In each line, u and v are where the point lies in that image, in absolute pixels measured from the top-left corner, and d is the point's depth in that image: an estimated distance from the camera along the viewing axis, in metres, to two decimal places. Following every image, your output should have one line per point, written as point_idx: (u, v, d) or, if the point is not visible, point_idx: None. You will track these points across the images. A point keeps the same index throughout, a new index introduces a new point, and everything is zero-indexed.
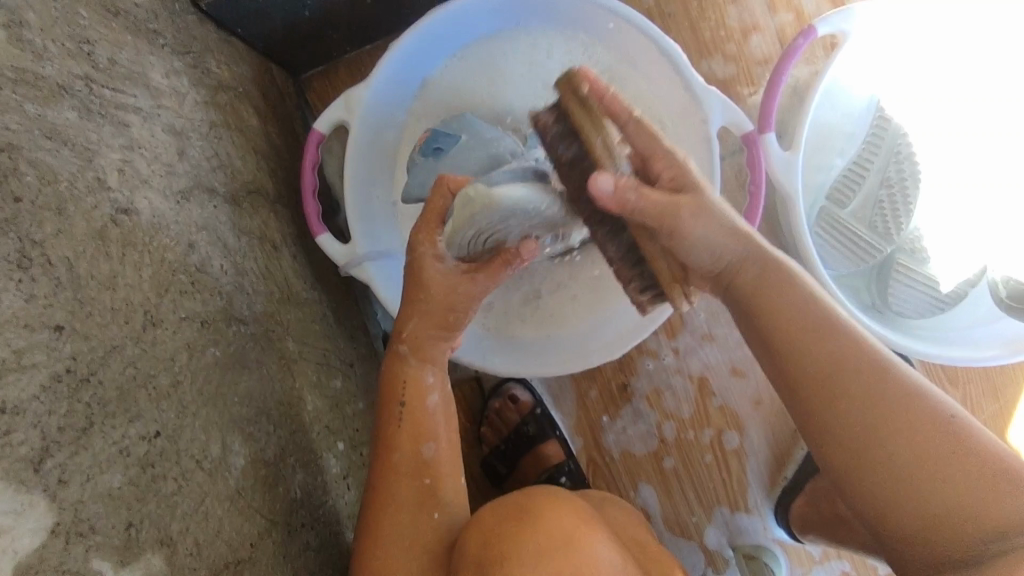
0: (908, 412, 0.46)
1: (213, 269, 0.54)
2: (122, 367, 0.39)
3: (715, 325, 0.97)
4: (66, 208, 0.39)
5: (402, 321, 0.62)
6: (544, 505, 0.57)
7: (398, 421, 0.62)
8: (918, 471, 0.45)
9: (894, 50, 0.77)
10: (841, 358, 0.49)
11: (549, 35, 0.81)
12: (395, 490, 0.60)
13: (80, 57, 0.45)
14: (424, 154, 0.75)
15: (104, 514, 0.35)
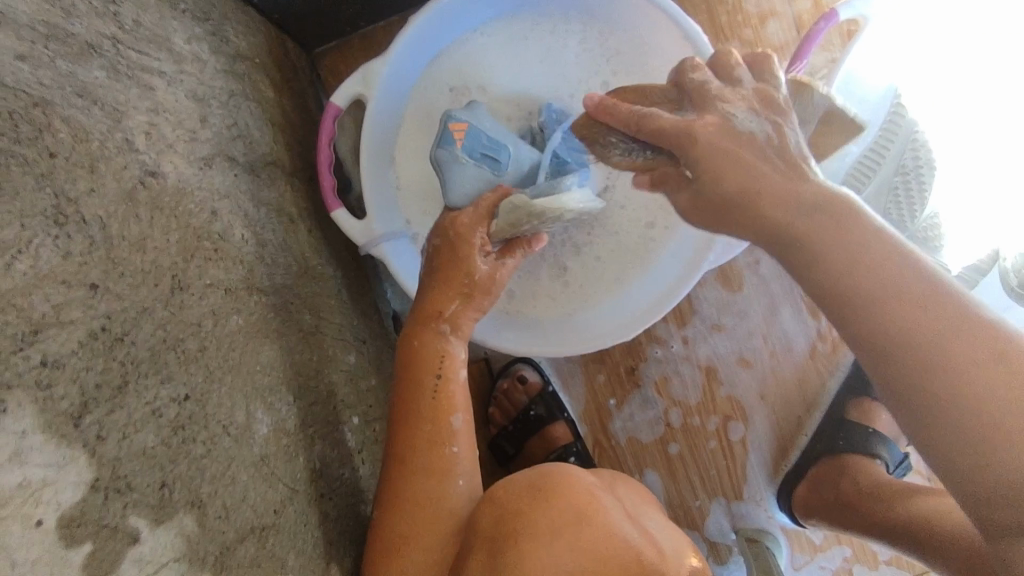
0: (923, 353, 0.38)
1: (235, 238, 0.54)
2: (153, 329, 0.39)
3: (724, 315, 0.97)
4: (98, 167, 0.38)
5: (444, 302, 0.65)
6: (563, 482, 0.57)
7: (432, 392, 0.62)
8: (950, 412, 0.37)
9: (914, 37, 0.76)
10: (850, 261, 0.41)
11: (569, 14, 0.80)
12: (421, 460, 0.60)
13: (108, 17, 0.44)
14: (473, 157, 0.68)
15: (140, 473, 0.35)
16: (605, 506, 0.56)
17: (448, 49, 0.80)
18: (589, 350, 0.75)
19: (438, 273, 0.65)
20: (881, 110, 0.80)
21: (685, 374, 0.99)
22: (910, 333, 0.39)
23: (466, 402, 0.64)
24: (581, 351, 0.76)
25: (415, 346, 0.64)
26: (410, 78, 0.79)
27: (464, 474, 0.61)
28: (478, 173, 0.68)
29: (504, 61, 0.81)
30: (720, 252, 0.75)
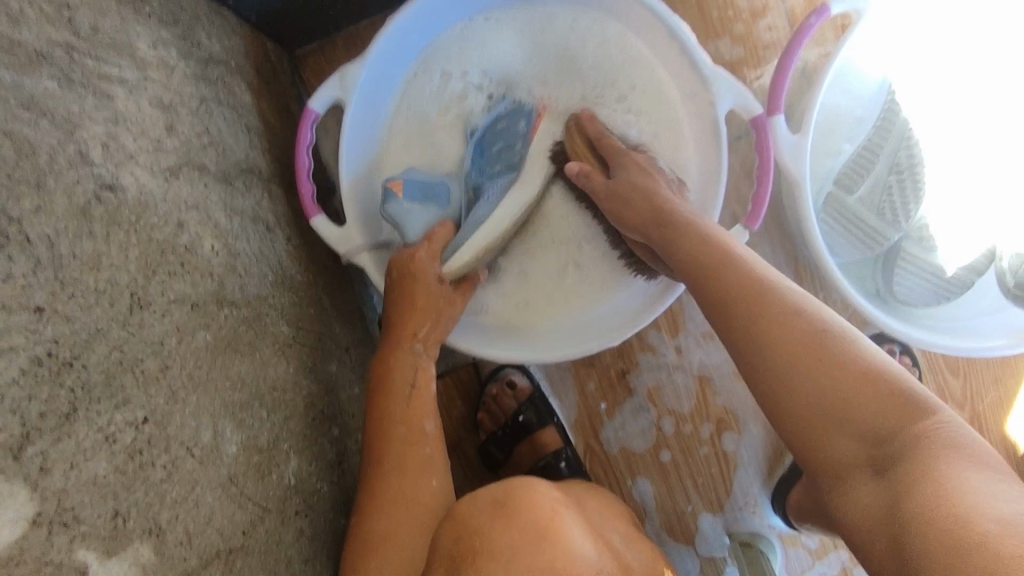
0: (806, 360, 0.48)
1: (204, 250, 0.52)
2: (107, 352, 0.38)
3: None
4: (46, 183, 0.37)
5: (416, 324, 0.68)
6: (525, 497, 0.55)
7: (405, 397, 0.65)
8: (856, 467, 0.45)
9: (909, 24, 0.74)
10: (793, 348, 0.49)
11: (553, 13, 0.78)
12: (396, 460, 0.62)
13: (61, 24, 0.43)
14: (415, 200, 0.73)
15: (89, 504, 0.33)
16: (566, 523, 0.54)
17: (430, 48, 0.78)
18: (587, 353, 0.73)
19: (401, 302, 0.68)
20: (875, 104, 0.77)
21: (677, 381, 0.98)
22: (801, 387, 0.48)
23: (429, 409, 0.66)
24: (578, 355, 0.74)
25: (388, 362, 0.67)
26: (391, 79, 0.77)
27: (439, 475, 0.63)
28: (426, 213, 0.73)
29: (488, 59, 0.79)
30: None
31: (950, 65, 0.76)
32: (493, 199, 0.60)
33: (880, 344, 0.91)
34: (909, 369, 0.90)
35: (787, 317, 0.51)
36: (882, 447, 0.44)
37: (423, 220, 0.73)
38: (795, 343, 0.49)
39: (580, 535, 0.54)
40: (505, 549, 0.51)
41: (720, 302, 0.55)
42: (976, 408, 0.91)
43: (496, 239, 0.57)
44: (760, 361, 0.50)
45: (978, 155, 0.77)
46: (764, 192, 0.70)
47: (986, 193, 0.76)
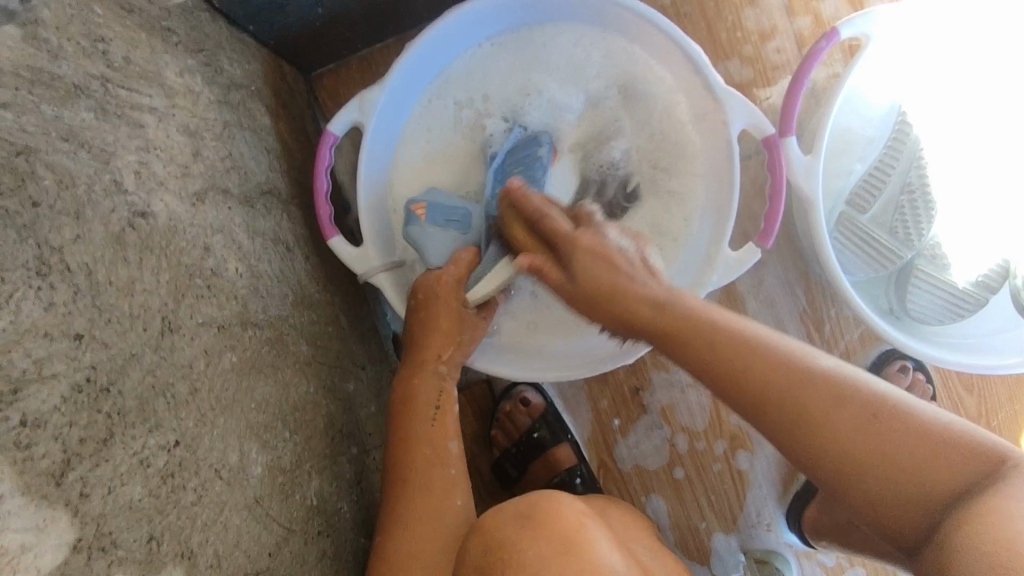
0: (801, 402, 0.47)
1: (228, 273, 0.53)
2: (141, 376, 0.38)
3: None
4: (84, 213, 0.38)
5: (439, 346, 0.67)
6: (552, 512, 0.55)
7: (429, 419, 0.65)
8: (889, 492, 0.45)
9: (918, 45, 0.75)
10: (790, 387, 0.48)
11: (566, 35, 0.80)
12: (419, 479, 0.62)
13: (96, 56, 0.44)
14: (436, 223, 0.74)
15: (124, 528, 0.34)
16: (594, 541, 0.54)
17: (443, 71, 0.80)
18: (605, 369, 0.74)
19: (423, 322, 0.67)
20: (886, 123, 0.77)
21: (690, 399, 0.98)
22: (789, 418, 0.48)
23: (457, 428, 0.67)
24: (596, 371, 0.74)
25: (409, 383, 0.67)
26: (405, 102, 0.78)
27: (462, 494, 0.63)
28: (449, 237, 0.75)
29: (500, 80, 0.80)
30: (721, 274, 0.73)
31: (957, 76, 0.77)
32: (509, 196, 0.62)
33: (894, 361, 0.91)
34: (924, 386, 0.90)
35: (736, 356, 0.50)
36: (916, 475, 0.44)
37: (447, 244, 0.74)
38: (787, 387, 0.48)
39: (608, 549, 0.54)
40: (533, 564, 0.50)
41: (680, 348, 0.52)
42: (992, 425, 0.91)
43: (520, 229, 0.61)
44: (763, 398, 0.49)
45: (991, 172, 0.77)
46: (778, 212, 0.71)
47: (996, 206, 0.76)
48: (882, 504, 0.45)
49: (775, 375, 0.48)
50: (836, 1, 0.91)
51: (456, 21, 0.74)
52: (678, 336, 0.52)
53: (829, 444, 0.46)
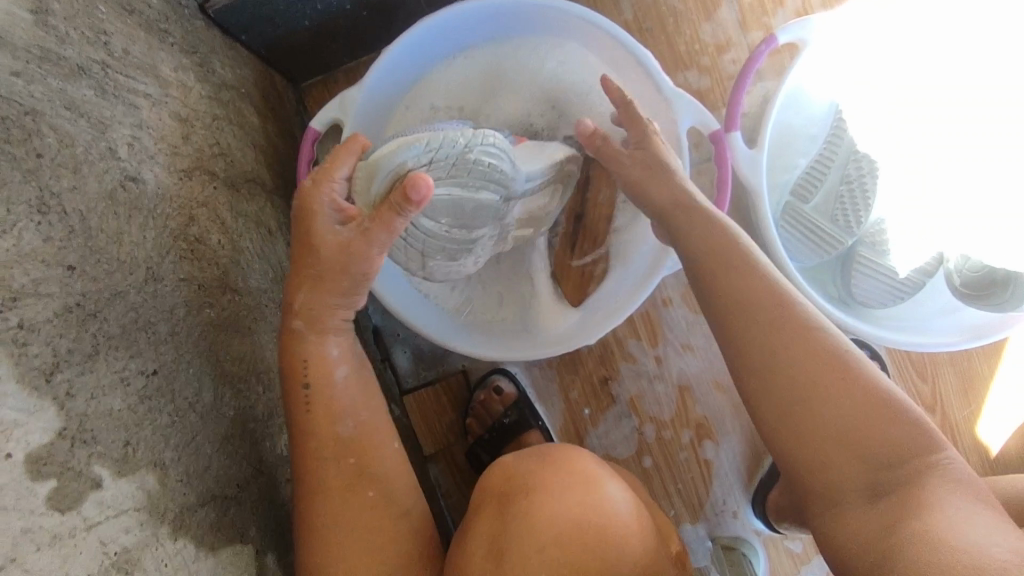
0: (822, 388, 0.55)
1: (211, 242, 0.59)
2: (125, 311, 0.44)
3: (692, 334, 1.01)
4: (81, 169, 0.44)
5: (292, 292, 0.57)
6: (569, 456, 0.61)
7: (303, 406, 0.57)
8: (857, 484, 0.53)
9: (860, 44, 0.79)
10: (813, 378, 0.56)
11: (532, 46, 0.87)
12: (317, 474, 0.57)
13: (98, 46, 0.51)
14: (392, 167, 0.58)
15: (104, 429, 0.38)
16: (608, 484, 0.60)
17: (423, 76, 0.88)
18: (572, 347, 0.79)
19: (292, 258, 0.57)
20: (824, 123, 0.84)
21: (658, 390, 1.01)
22: (819, 416, 0.55)
23: (365, 403, 0.60)
24: (563, 349, 0.79)
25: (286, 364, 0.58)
26: (383, 105, 0.86)
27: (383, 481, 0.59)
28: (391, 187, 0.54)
29: (474, 86, 0.88)
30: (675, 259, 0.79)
31: (919, 65, 0.77)
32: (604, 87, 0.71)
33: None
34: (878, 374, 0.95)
35: (797, 348, 0.57)
36: (879, 476, 0.53)
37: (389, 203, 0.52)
38: (804, 373, 0.56)
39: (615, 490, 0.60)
40: (573, 505, 0.57)
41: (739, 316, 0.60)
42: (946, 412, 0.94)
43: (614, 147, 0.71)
44: (779, 399, 0.57)
45: None
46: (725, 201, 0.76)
47: None
48: (861, 527, 0.52)
49: (788, 375, 0.57)
50: (786, 15, 0.98)
51: (430, 31, 0.81)
52: (725, 271, 0.62)
53: (823, 434, 0.55)
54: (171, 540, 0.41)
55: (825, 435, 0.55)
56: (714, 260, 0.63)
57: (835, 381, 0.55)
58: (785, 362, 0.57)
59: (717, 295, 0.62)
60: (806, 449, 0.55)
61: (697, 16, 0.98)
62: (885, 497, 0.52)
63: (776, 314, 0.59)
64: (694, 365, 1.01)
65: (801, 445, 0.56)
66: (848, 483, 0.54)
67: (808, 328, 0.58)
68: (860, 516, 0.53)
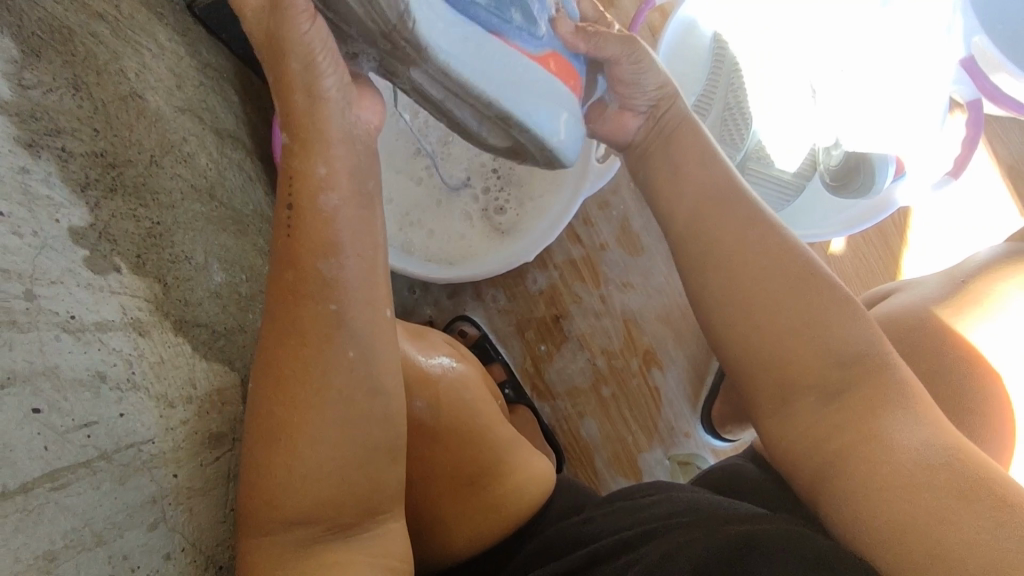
0: (789, 308, 0.56)
1: (201, 163, 0.72)
2: (135, 175, 0.57)
3: (630, 273, 1.11)
4: (101, 74, 0.58)
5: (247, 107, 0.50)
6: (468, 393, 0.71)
7: (285, 232, 0.50)
8: (810, 393, 0.55)
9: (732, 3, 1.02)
10: (781, 297, 0.56)
11: None
12: (296, 336, 0.51)
13: (111, 5, 0.66)
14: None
15: (123, 238, 0.51)
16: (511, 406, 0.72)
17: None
18: (510, 266, 0.93)
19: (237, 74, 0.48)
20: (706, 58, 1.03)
21: (605, 325, 1.11)
22: (776, 331, 0.56)
23: (350, 243, 0.51)
24: (503, 268, 0.94)
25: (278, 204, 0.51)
26: None
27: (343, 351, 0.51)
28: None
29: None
30: (592, 180, 0.92)
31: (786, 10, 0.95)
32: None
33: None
34: None
35: (765, 267, 0.57)
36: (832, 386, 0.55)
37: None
38: (768, 290, 0.56)
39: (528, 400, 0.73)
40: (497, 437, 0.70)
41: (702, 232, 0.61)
42: None
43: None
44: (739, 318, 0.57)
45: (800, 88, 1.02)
46: None
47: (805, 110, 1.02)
48: (811, 423, 0.55)
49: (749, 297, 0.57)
50: None
51: None
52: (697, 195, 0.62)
53: (783, 351, 0.56)
54: (172, 333, 0.52)
55: (788, 349, 0.55)
56: (695, 207, 0.62)
57: (802, 301, 0.56)
58: (758, 285, 0.57)
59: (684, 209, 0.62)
60: (765, 356, 0.56)
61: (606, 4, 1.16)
62: (837, 403, 0.54)
63: (745, 234, 0.59)
64: (636, 301, 1.11)
65: (758, 354, 0.57)
66: (802, 387, 0.55)
67: (775, 250, 0.58)
68: (811, 421, 0.55)
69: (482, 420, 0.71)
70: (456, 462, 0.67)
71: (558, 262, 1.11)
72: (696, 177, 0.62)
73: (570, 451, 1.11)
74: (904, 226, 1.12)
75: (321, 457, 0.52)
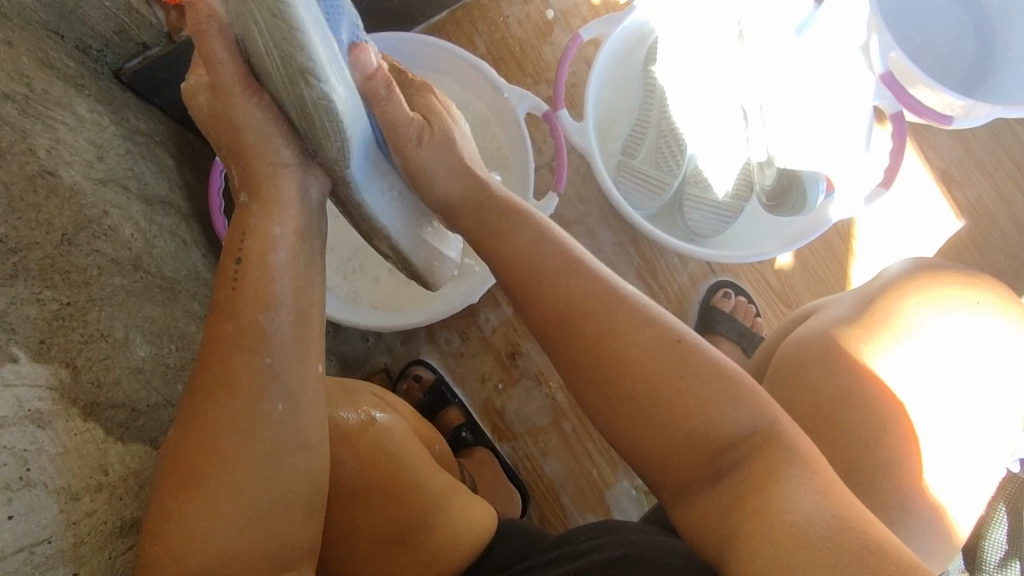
0: (651, 399, 0.56)
1: (123, 233, 0.71)
2: (42, 256, 0.56)
3: None
4: (4, 156, 0.57)
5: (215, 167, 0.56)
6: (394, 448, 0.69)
7: (231, 281, 0.53)
8: (695, 478, 0.56)
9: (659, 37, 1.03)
10: (641, 390, 0.56)
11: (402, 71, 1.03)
12: (229, 372, 0.50)
13: (21, 84, 0.66)
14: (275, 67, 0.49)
15: (22, 326, 0.49)
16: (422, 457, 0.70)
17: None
18: (457, 309, 0.92)
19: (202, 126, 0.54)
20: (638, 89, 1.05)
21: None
22: (647, 427, 0.56)
23: (294, 299, 0.54)
24: (450, 311, 0.93)
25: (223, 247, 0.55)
26: None
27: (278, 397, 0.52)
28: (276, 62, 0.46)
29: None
30: None
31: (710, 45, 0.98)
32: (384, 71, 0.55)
33: (718, 290, 1.14)
34: (747, 306, 1.13)
35: (620, 361, 0.57)
36: (713, 465, 0.55)
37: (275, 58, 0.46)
38: (630, 388, 0.56)
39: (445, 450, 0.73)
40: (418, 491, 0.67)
41: (561, 331, 0.60)
42: None
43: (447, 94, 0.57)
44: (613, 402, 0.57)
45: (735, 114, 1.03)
46: (564, 163, 0.93)
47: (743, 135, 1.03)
48: (705, 507, 0.54)
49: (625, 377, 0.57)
50: None
51: None
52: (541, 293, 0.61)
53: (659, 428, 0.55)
54: (80, 419, 0.50)
55: (664, 426, 0.55)
56: (555, 301, 0.60)
57: (658, 391, 0.56)
58: (632, 365, 0.57)
59: (536, 311, 0.62)
60: (645, 454, 0.57)
61: (539, 42, 1.19)
62: (722, 479, 0.54)
63: (602, 327, 0.58)
64: None
65: (645, 452, 0.57)
66: (691, 472, 0.56)
67: (626, 340, 0.57)
68: (703, 510, 0.54)
69: (414, 475, 0.68)
70: (380, 522, 0.65)
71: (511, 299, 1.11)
72: (536, 265, 0.62)
73: (534, 489, 1.09)
74: (849, 237, 1.14)
75: (231, 512, 0.49)
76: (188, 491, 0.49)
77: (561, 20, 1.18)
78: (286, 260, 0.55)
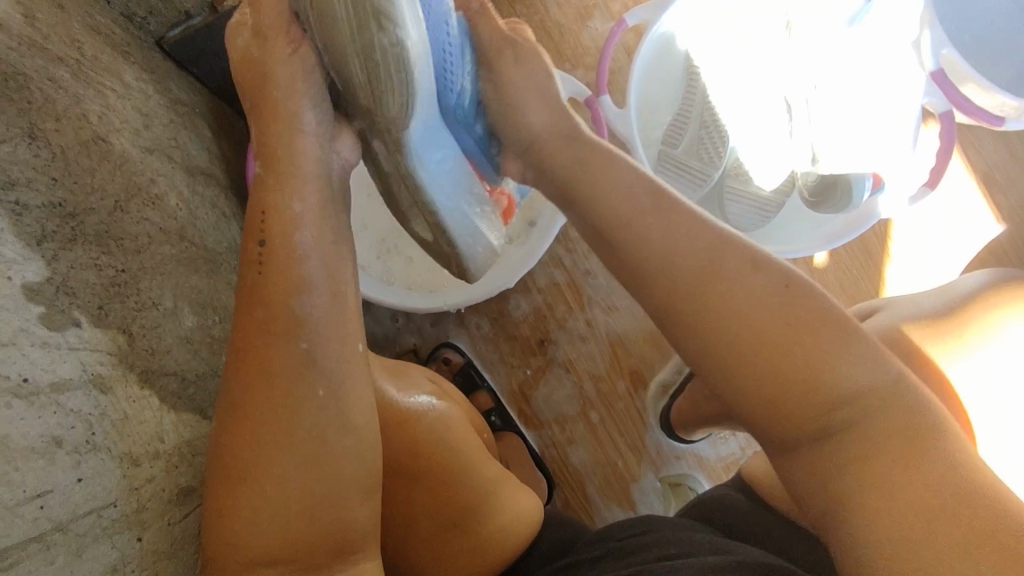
0: (777, 339, 0.50)
1: (170, 202, 0.71)
2: (98, 221, 0.55)
3: (614, 295, 1.10)
4: (61, 120, 0.57)
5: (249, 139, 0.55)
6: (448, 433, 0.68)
7: (257, 265, 0.50)
8: (825, 431, 0.49)
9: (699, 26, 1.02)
10: (767, 328, 0.50)
11: None
12: (263, 358, 0.49)
13: (73, 48, 0.66)
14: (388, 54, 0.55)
15: (83, 291, 0.49)
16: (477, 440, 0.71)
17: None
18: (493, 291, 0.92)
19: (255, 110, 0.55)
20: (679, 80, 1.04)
21: (591, 349, 1.10)
22: (771, 372, 0.50)
23: (327, 278, 0.52)
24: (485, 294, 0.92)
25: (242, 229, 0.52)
26: None
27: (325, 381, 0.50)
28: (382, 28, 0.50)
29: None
30: None
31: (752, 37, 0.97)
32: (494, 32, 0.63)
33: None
34: None
35: (739, 298, 0.51)
36: (846, 414, 0.49)
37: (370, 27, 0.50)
38: (753, 325, 0.50)
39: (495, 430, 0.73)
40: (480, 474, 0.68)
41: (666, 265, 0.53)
42: None
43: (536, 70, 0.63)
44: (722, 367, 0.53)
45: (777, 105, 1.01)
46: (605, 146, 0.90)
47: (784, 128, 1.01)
48: (839, 464, 0.48)
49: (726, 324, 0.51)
50: None
51: None
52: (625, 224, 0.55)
53: (762, 379, 0.50)
54: (138, 386, 0.50)
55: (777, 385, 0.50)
56: (650, 234, 0.54)
57: (789, 328, 0.50)
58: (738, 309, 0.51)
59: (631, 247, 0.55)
60: (771, 404, 0.50)
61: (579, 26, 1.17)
62: (858, 430, 0.48)
63: (708, 260, 0.52)
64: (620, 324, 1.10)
65: (766, 401, 0.50)
66: (822, 423, 0.49)
67: (744, 273, 0.52)
68: (835, 468, 0.48)
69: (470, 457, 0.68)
70: (441, 505, 0.65)
71: (542, 286, 1.10)
72: (620, 198, 0.57)
73: (558, 477, 1.09)
74: (886, 237, 1.12)
75: (280, 501, 0.49)
76: (243, 479, 0.49)
77: (601, 5, 1.16)
78: (314, 246, 0.52)
